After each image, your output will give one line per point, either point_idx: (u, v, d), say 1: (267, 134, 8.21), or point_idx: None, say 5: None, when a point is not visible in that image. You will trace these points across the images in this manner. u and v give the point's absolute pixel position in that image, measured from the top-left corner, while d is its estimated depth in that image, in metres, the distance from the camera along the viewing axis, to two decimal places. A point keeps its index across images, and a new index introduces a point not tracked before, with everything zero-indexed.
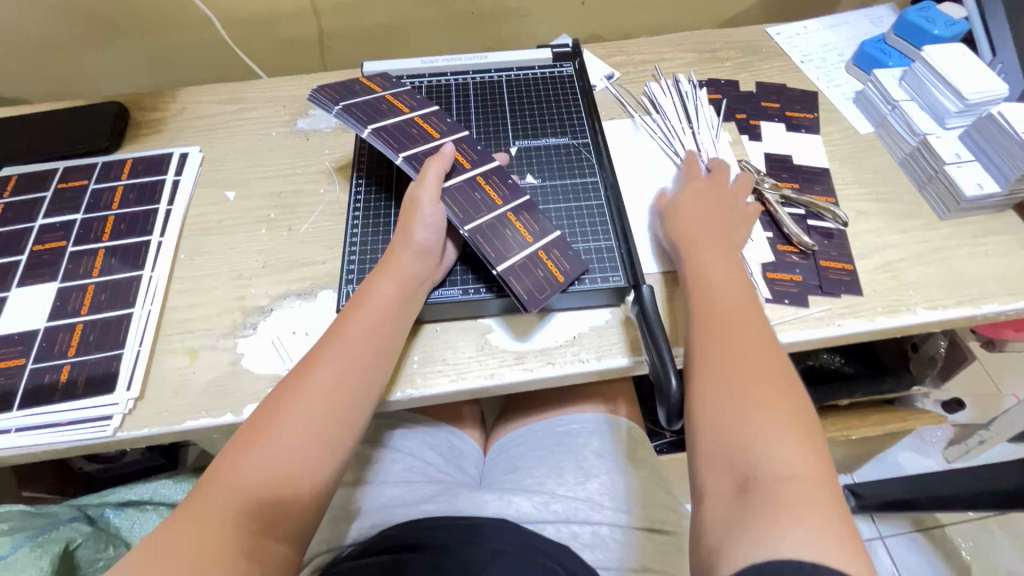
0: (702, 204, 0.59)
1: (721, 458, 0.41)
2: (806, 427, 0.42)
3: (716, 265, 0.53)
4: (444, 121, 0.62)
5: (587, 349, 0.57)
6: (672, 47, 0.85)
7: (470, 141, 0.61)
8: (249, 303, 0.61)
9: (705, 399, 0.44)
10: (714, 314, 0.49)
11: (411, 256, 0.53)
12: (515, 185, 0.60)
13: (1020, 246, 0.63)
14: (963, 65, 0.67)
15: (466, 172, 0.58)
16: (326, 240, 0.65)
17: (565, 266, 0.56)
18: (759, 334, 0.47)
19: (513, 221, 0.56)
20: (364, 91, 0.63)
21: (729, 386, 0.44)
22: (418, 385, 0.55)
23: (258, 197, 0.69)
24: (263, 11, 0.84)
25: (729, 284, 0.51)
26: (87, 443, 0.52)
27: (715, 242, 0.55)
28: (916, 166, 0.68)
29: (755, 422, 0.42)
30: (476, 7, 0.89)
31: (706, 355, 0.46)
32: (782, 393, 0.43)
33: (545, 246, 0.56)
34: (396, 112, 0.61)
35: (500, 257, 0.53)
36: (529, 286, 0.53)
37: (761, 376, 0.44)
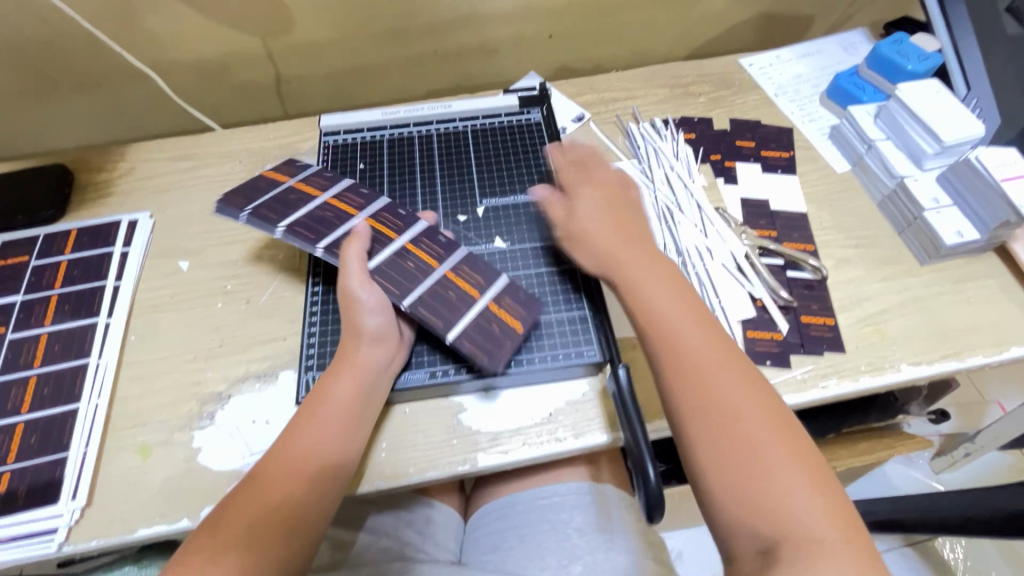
0: (606, 218, 0.56)
1: (750, 526, 0.41)
2: (819, 469, 0.43)
3: (663, 299, 0.50)
4: (359, 193, 0.60)
5: (565, 427, 0.54)
6: (644, 82, 0.82)
7: (391, 207, 0.59)
8: (205, 390, 0.57)
9: (716, 469, 0.43)
10: (687, 367, 0.46)
11: (366, 347, 0.51)
12: (447, 242, 0.58)
13: (1003, 291, 0.61)
14: (939, 105, 0.66)
15: (394, 242, 0.56)
16: (286, 313, 0.62)
17: (519, 312, 0.55)
18: (739, 380, 0.46)
19: (455, 280, 0.55)
20: (270, 185, 0.59)
21: (734, 451, 0.43)
22: (389, 476, 0.52)
23: (213, 267, 0.66)
24: (215, 60, 0.80)
25: (689, 323, 0.49)
26: (30, 561, 0.48)
27: (646, 265, 0.52)
28: (894, 208, 0.66)
29: (772, 482, 0.42)
30: (440, 46, 0.86)
31: (699, 420, 0.45)
32: (785, 439, 0.44)
33: (494, 296, 0.55)
34: (310, 200, 0.58)
35: (449, 322, 0.52)
36: (486, 345, 0.52)
37: (761, 427, 0.44)
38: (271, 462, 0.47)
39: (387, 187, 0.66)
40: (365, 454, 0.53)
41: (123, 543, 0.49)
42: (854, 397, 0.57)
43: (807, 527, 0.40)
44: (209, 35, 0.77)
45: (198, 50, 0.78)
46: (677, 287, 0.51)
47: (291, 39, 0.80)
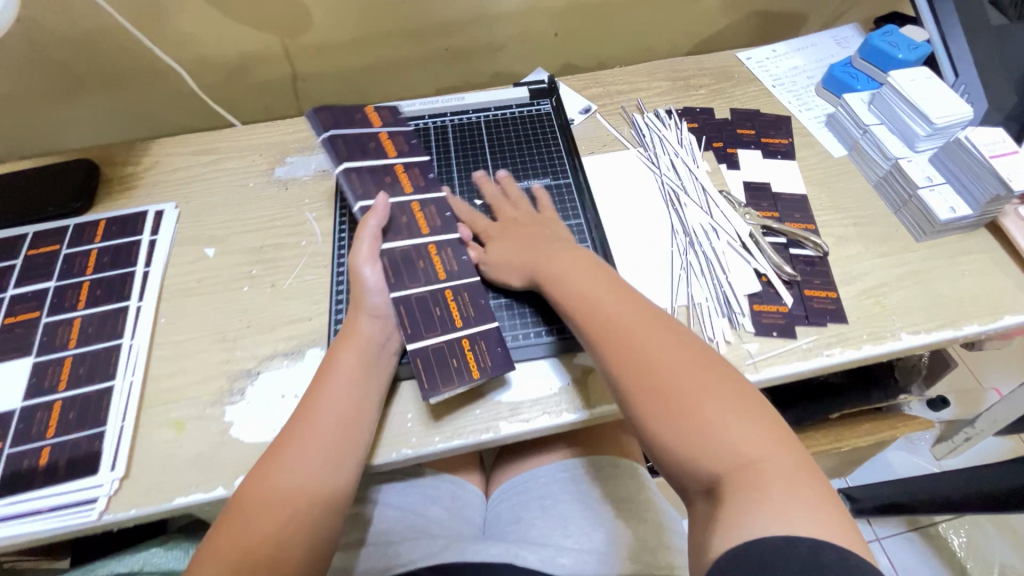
0: (525, 226, 0.61)
1: (687, 461, 0.42)
2: (740, 395, 0.44)
3: (576, 276, 0.54)
4: (425, 175, 0.66)
5: (582, 396, 0.57)
6: (647, 76, 0.86)
7: (439, 204, 0.64)
8: (236, 367, 0.59)
9: (644, 421, 0.45)
10: (607, 333, 0.49)
11: (367, 319, 0.55)
12: (467, 262, 0.61)
13: (995, 264, 0.65)
14: (930, 90, 0.69)
15: (420, 236, 0.61)
16: (311, 295, 0.64)
17: (485, 361, 0.55)
18: (652, 333, 0.48)
19: (448, 300, 0.58)
20: (362, 122, 0.68)
21: (657, 398, 0.45)
22: (415, 444, 0.54)
23: (238, 253, 0.68)
24: (235, 58, 0.83)
25: (601, 292, 0.52)
26: (71, 529, 0.50)
27: (561, 250, 0.57)
28: (890, 188, 0.70)
29: (698, 420, 0.42)
30: (450, 44, 0.89)
31: (621, 377, 0.47)
32: (707, 373, 0.45)
33: (472, 334, 0.57)
34: (382, 155, 0.66)
35: (416, 334, 0.56)
36: (433, 372, 0.54)
37: (680, 367, 0.45)
38: (250, 493, 0.47)
39: None
40: (389, 425, 0.55)
41: (162, 511, 0.51)
42: (858, 364, 0.60)
43: (737, 448, 0.41)
44: (231, 35, 0.80)
45: (219, 49, 0.81)
46: (589, 264, 0.55)
47: (308, 38, 0.83)
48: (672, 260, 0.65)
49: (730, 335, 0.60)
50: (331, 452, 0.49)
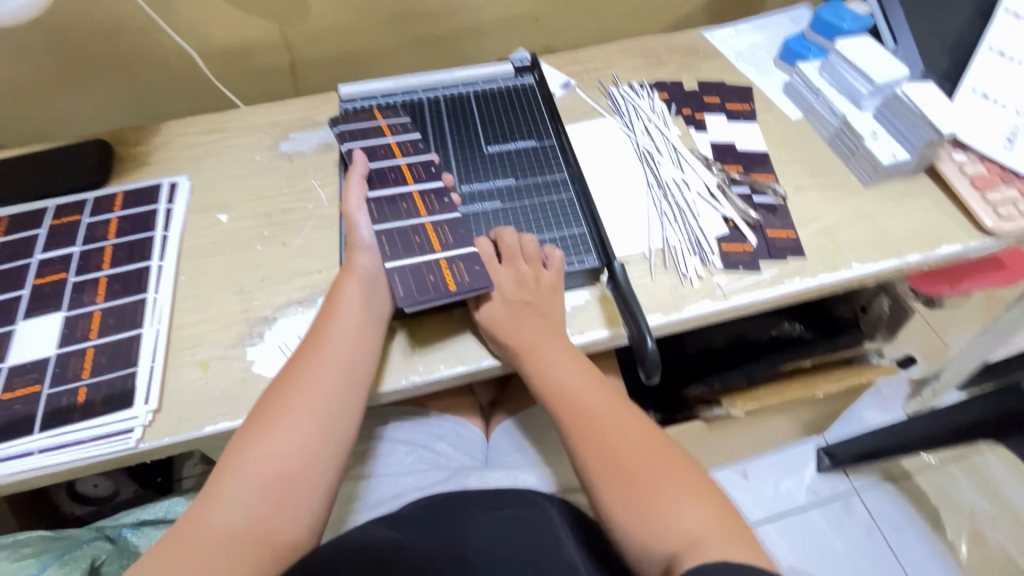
0: (529, 295, 0.61)
1: (645, 546, 0.49)
2: (693, 480, 0.52)
3: (558, 362, 0.58)
4: (415, 145, 0.71)
5: (572, 325, 0.63)
6: (621, 54, 0.93)
7: (426, 162, 0.69)
8: (254, 314, 0.65)
9: (613, 505, 0.51)
10: (580, 422, 0.55)
11: (363, 256, 0.61)
12: (449, 203, 0.66)
13: (934, 204, 0.72)
14: (872, 54, 0.78)
15: (405, 186, 0.67)
16: (320, 250, 0.70)
17: (463, 277, 0.60)
18: (619, 424, 0.55)
19: (428, 230, 0.63)
20: (366, 118, 0.75)
21: (621, 487, 0.51)
22: (422, 371, 0.60)
23: (249, 217, 0.74)
24: (238, 46, 0.89)
25: (579, 381, 0.57)
26: (111, 456, 0.55)
27: (546, 331, 0.59)
28: (841, 142, 0.77)
29: (660, 503, 0.50)
30: (438, 30, 0.96)
31: (593, 467, 0.53)
32: (666, 462, 0.53)
33: (450, 256, 0.61)
34: (380, 137, 0.72)
35: (395, 257, 0.61)
36: (410, 286, 0.59)
37: (642, 456, 0.53)
38: (216, 500, 0.47)
39: None
40: (396, 356, 0.61)
41: (194, 436, 0.56)
42: (818, 292, 0.67)
43: (692, 533, 0.48)
44: (234, 23, 0.86)
45: (223, 37, 0.87)
46: (571, 349, 0.60)
47: (306, 26, 0.89)
48: (649, 211, 0.72)
49: (703, 270, 0.67)
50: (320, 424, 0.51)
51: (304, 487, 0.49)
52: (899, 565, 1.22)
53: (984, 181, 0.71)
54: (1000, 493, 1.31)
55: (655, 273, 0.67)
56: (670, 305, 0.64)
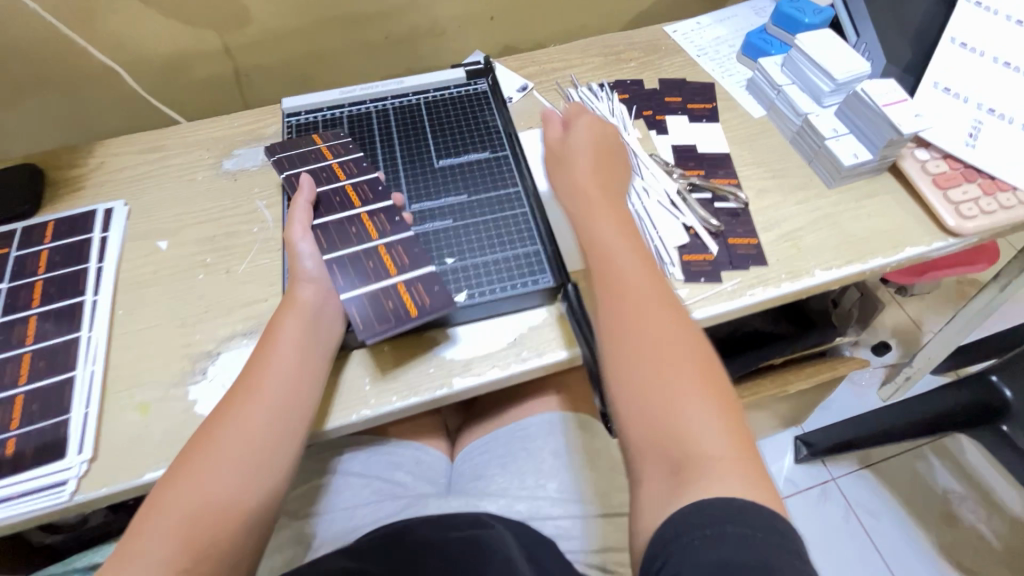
0: (588, 191, 0.60)
1: (652, 444, 0.45)
2: (719, 393, 0.48)
3: (612, 243, 0.55)
4: (359, 163, 0.68)
5: (528, 347, 0.61)
6: (580, 53, 0.90)
7: (372, 181, 0.66)
8: (196, 349, 0.62)
9: (630, 382, 0.48)
10: (622, 304, 0.52)
11: (304, 287, 0.57)
12: (401, 222, 0.63)
13: (898, 204, 0.71)
14: (833, 50, 0.75)
15: (352, 209, 0.63)
16: (266, 278, 0.67)
17: (423, 299, 0.57)
18: (664, 314, 0.51)
19: (382, 254, 0.60)
20: (307, 142, 0.71)
21: (648, 374, 0.48)
22: (373, 404, 0.58)
23: (191, 244, 0.70)
24: (176, 56, 0.84)
25: (628, 269, 0.54)
26: (42, 512, 0.52)
27: (606, 223, 0.57)
28: (803, 142, 0.75)
29: (678, 397, 0.46)
30: (390, 32, 0.92)
31: (625, 348, 0.49)
32: (696, 363, 0.49)
33: (407, 279, 0.59)
34: (321, 159, 0.68)
35: (348, 285, 0.58)
36: (367, 316, 0.56)
37: (676, 353, 0.49)
38: (136, 547, 0.44)
39: None
40: (346, 388, 0.59)
41: (133, 486, 0.53)
42: (780, 301, 0.65)
43: (704, 447, 0.44)
44: (170, 33, 0.81)
45: (159, 48, 0.82)
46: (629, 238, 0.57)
47: (248, 32, 0.85)
48: None
49: None
50: (252, 465, 0.49)
51: (228, 542, 0.46)
52: (877, 551, 1.24)
53: (947, 180, 0.69)
54: (974, 474, 1.32)
55: None
56: None
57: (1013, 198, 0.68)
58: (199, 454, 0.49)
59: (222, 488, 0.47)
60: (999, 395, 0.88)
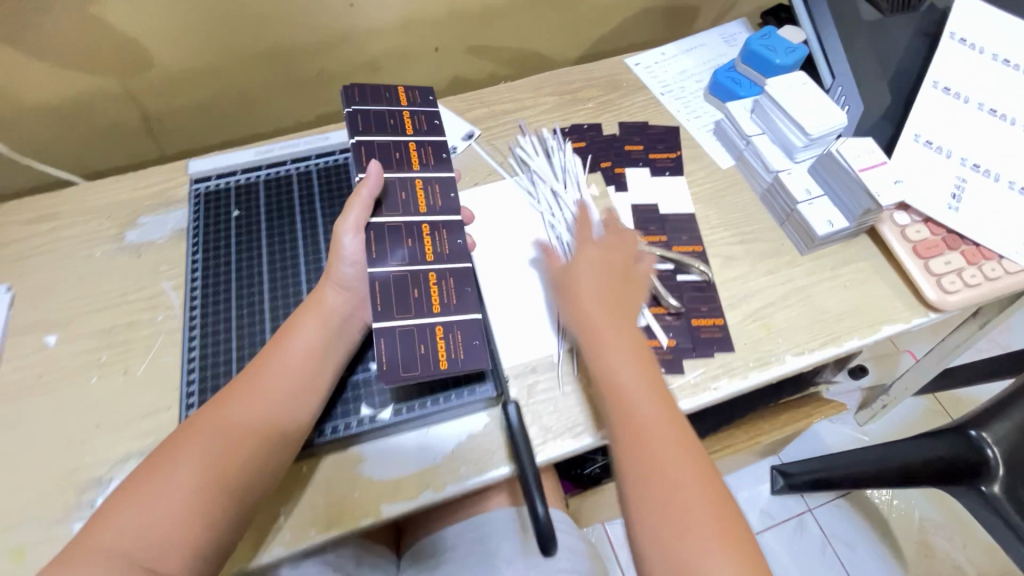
0: (599, 282, 0.55)
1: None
2: (742, 543, 0.44)
3: (624, 363, 0.51)
4: (438, 155, 0.64)
5: (468, 463, 0.54)
6: (533, 91, 0.81)
7: (444, 184, 0.62)
8: (84, 476, 0.53)
9: (647, 534, 0.45)
10: (637, 437, 0.47)
11: (333, 291, 0.57)
12: (460, 247, 0.60)
13: (875, 273, 0.65)
14: (807, 98, 0.68)
15: (415, 214, 0.60)
16: (169, 379, 0.58)
17: (457, 352, 0.55)
18: (681, 454, 0.46)
19: (430, 283, 0.57)
20: (388, 100, 0.66)
21: (673, 531, 0.44)
22: (289, 541, 0.50)
23: (84, 338, 0.61)
24: (71, 104, 0.74)
25: (641, 395, 0.49)
26: None
27: (617, 328, 0.52)
28: (775, 201, 0.69)
29: (700, 556, 0.43)
30: (321, 69, 0.83)
31: (645, 499, 0.45)
32: (717, 510, 0.45)
33: (448, 323, 0.56)
34: (399, 133, 0.64)
35: (386, 314, 0.55)
36: (397, 357, 0.53)
37: (699, 500, 0.45)
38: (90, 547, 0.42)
39: (265, 235, 0.64)
40: (261, 520, 0.51)
41: None
42: (744, 393, 0.59)
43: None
44: (62, 81, 0.71)
45: (48, 96, 0.71)
46: (640, 350, 0.52)
47: (154, 75, 0.74)
48: None
49: None
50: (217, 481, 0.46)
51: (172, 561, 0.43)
52: None
53: (927, 248, 0.64)
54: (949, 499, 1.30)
55: (563, 383, 0.58)
56: (583, 430, 0.56)
57: (997, 268, 0.63)
58: (209, 429, 0.48)
59: (253, 428, 0.49)
60: (981, 451, 0.85)
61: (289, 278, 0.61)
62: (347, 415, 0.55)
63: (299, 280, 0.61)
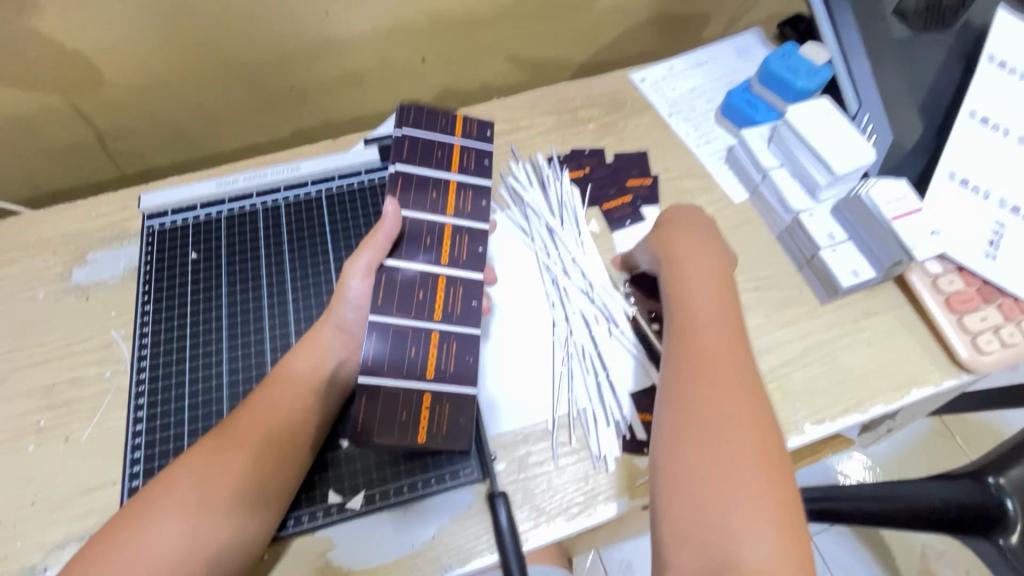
0: (694, 237, 0.54)
1: (691, 542, 0.37)
2: (788, 503, 0.39)
3: (699, 293, 0.49)
4: (477, 202, 0.58)
5: (449, 550, 0.48)
6: (528, 110, 0.74)
7: (474, 237, 0.56)
8: (16, 564, 0.47)
9: (684, 455, 0.40)
10: (696, 360, 0.44)
11: (331, 330, 0.53)
12: (475, 309, 0.54)
13: (903, 326, 0.59)
14: (831, 129, 0.61)
15: (436, 266, 0.54)
16: (116, 448, 0.52)
17: (442, 426, 0.50)
18: (742, 390, 0.43)
19: (431, 343, 0.52)
20: (444, 129, 0.61)
21: (706, 455, 0.40)
22: None
23: (22, 397, 0.54)
24: (13, 124, 0.66)
25: (715, 324, 0.47)
26: None
27: (704, 267, 0.51)
28: (793, 244, 0.62)
29: (741, 498, 0.38)
30: (296, 83, 0.75)
31: (690, 425, 0.41)
32: (768, 460, 0.40)
33: (437, 393, 0.51)
34: (443, 168, 0.59)
35: (375, 370, 0.50)
36: (380, 421, 0.50)
37: (744, 437, 0.40)
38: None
39: (225, 282, 0.57)
40: None
41: None
42: None
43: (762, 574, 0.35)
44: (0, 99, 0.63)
45: None
46: (721, 283, 0.50)
47: (105, 90, 0.67)
48: (552, 356, 0.58)
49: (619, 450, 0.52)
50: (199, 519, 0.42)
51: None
52: None
53: (961, 301, 0.58)
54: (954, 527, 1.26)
55: (557, 454, 0.52)
56: (580, 512, 0.50)
57: None
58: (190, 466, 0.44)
59: (233, 456, 0.45)
60: (1004, 503, 0.79)
61: (252, 334, 0.54)
62: (314, 501, 0.49)
63: (263, 336, 0.54)
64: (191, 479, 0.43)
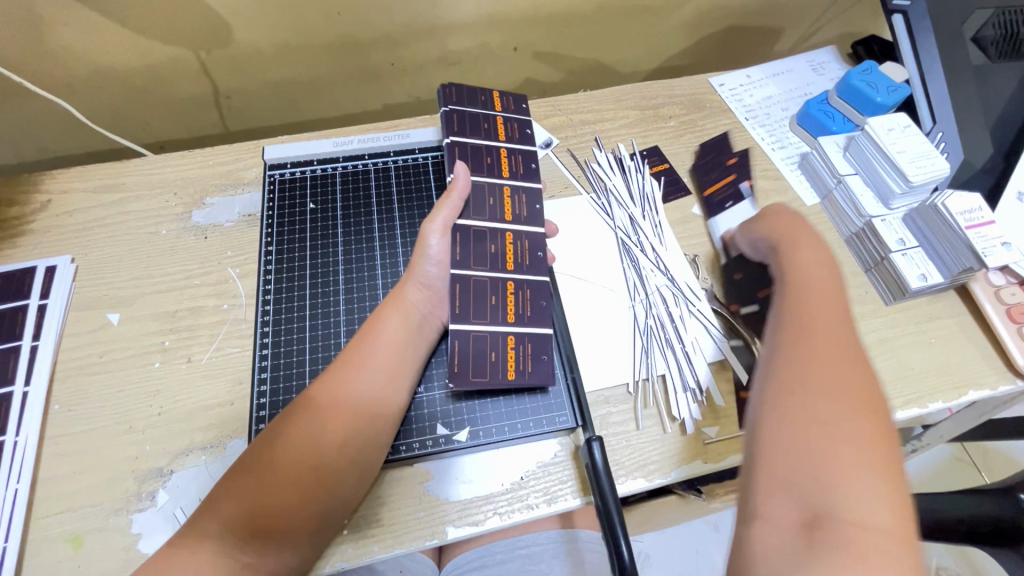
0: (796, 223, 0.54)
1: (783, 479, 0.36)
2: (894, 464, 0.36)
3: (810, 269, 0.49)
4: (527, 164, 0.65)
5: (536, 492, 0.52)
6: (613, 104, 0.79)
7: (530, 196, 0.63)
8: (144, 466, 0.52)
9: (785, 401, 0.39)
10: (805, 323, 0.43)
11: (415, 289, 0.56)
12: (541, 259, 0.61)
13: (963, 332, 0.63)
14: (907, 138, 0.64)
15: (501, 221, 0.61)
16: (234, 373, 0.57)
17: (526, 364, 0.56)
18: (854, 355, 0.41)
19: (508, 291, 0.58)
20: (485, 103, 0.68)
21: (812, 401, 0.38)
22: (350, 557, 0.49)
23: (147, 319, 0.59)
24: (145, 74, 0.72)
25: (823, 295, 0.46)
26: None
27: (812, 250, 0.51)
28: (862, 247, 0.66)
29: (844, 448, 0.36)
30: (397, 59, 0.80)
31: (797, 374, 0.40)
32: (874, 419, 0.38)
33: (519, 333, 0.57)
34: (492, 137, 0.66)
35: (464, 317, 0.56)
36: (472, 362, 0.55)
37: (853, 392, 0.39)
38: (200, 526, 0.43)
39: (341, 230, 0.65)
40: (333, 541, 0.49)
41: None
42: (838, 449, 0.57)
43: (860, 519, 0.33)
44: (140, 50, 0.69)
45: (122, 64, 0.70)
46: (831, 262, 0.50)
47: (230, 51, 0.72)
48: (633, 327, 0.62)
49: (697, 413, 0.57)
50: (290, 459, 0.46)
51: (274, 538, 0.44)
52: None
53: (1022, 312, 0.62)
54: (971, 553, 1.23)
55: (638, 416, 0.56)
56: (657, 470, 0.54)
57: None
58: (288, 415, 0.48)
59: (317, 406, 0.48)
60: None
61: (367, 279, 0.62)
62: (422, 433, 0.54)
63: (375, 279, 0.62)
64: (300, 429, 0.47)
